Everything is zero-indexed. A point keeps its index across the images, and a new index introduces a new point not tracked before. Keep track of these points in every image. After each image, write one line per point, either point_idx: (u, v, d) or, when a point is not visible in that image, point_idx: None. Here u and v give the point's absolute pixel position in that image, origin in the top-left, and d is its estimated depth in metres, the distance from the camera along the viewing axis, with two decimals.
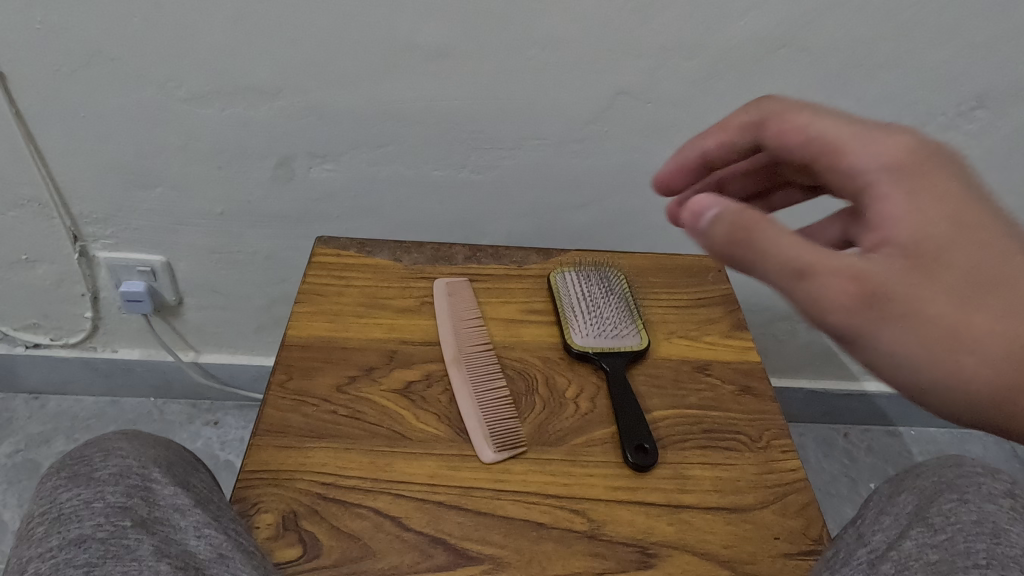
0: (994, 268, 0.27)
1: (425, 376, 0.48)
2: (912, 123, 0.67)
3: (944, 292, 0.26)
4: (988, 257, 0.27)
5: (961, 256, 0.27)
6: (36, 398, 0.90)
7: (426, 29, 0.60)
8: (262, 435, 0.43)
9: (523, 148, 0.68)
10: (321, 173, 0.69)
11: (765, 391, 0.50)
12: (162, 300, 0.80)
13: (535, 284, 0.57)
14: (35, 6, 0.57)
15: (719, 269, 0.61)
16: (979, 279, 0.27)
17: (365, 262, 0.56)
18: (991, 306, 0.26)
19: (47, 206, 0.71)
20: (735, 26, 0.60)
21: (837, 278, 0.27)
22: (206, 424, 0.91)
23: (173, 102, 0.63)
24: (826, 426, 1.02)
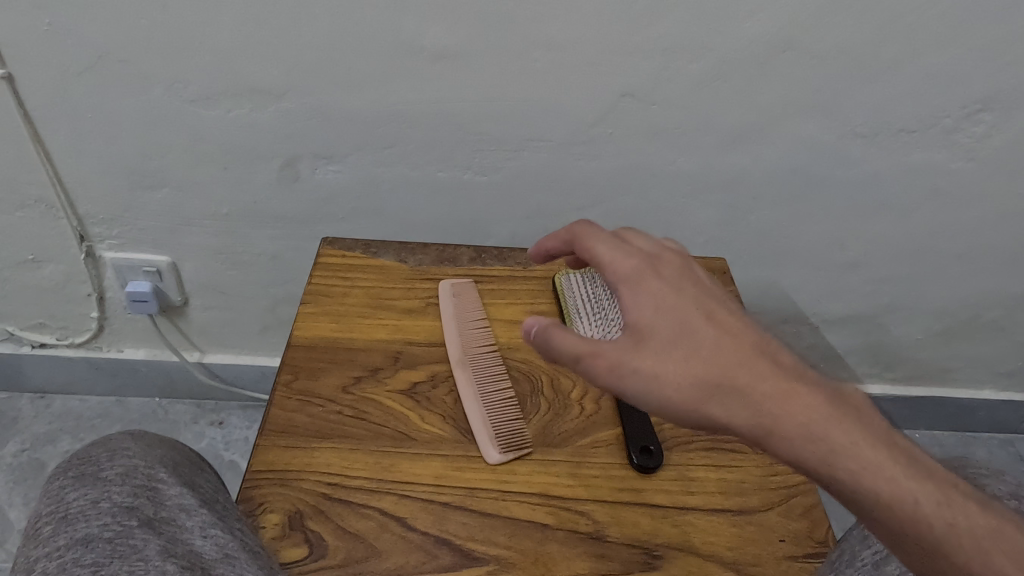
0: (695, 333, 0.34)
1: (430, 377, 0.48)
2: (916, 125, 0.67)
3: (650, 352, 0.34)
4: (690, 327, 0.35)
5: (668, 331, 0.34)
6: (41, 397, 0.90)
7: (431, 32, 0.60)
8: (268, 435, 0.43)
9: (527, 150, 0.68)
10: (326, 174, 0.69)
11: None
12: (168, 300, 0.80)
13: (540, 286, 0.57)
14: (44, 7, 0.58)
15: (724, 271, 0.61)
16: (679, 341, 0.34)
17: (370, 263, 0.56)
18: (690, 353, 0.33)
19: (54, 206, 0.71)
20: (739, 29, 0.60)
21: (583, 352, 0.34)
22: (210, 424, 0.91)
23: (179, 103, 0.64)
24: None
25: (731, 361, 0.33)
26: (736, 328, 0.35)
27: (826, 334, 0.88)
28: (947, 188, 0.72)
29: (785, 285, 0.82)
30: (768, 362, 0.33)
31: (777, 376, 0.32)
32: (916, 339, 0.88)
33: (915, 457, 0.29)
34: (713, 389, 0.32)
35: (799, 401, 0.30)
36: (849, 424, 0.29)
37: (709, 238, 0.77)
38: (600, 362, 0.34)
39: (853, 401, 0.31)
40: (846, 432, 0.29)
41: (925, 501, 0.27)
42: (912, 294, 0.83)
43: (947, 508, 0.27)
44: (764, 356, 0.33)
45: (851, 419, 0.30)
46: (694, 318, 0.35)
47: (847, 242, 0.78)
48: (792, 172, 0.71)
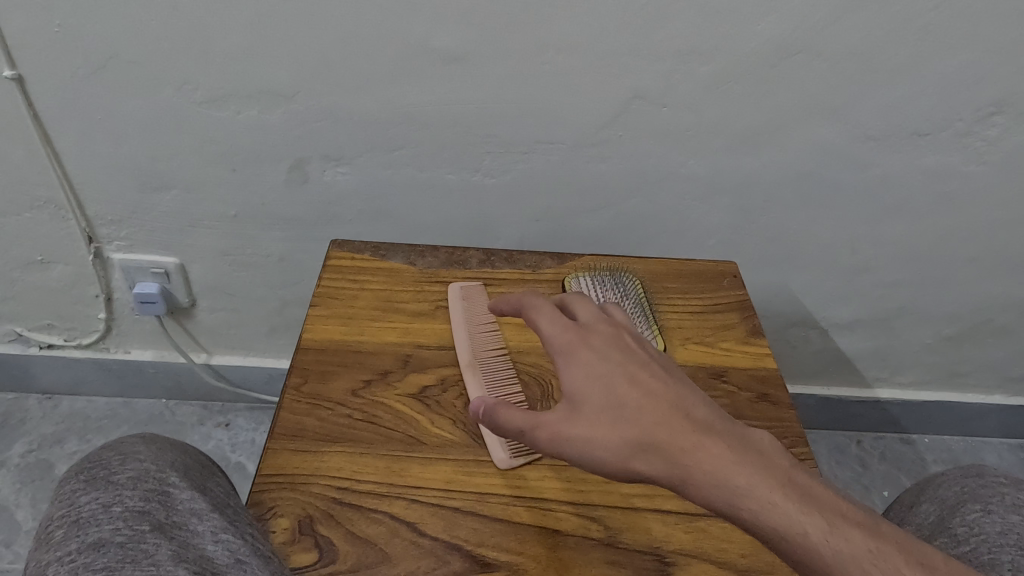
0: (619, 395, 0.37)
1: (439, 381, 0.48)
2: (929, 128, 0.67)
3: (582, 418, 0.36)
4: (619, 391, 0.37)
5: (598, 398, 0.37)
6: (49, 398, 0.90)
7: (441, 34, 0.60)
8: (277, 438, 0.43)
9: (536, 152, 0.68)
10: (334, 176, 0.69)
11: (782, 398, 0.50)
12: (175, 301, 0.80)
13: (549, 289, 0.56)
14: (56, 8, 0.58)
15: (735, 275, 0.60)
16: (607, 403, 0.36)
17: (379, 265, 0.56)
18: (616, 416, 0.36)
19: (63, 207, 0.71)
20: (751, 31, 0.60)
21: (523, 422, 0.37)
22: (217, 426, 0.91)
23: (189, 105, 0.64)
24: (838, 433, 1.01)
25: (652, 419, 0.35)
26: (657, 386, 0.37)
27: (835, 338, 0.88)
28: (959, 191, 0.72)
29: (794, 288, 0.82)
30: (683, 416, 0.35)
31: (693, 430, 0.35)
32: (926, 343, 0.88)
33: (811, 490, 0.32)
34: (638, 447, 0.35)
35: (711, 451, 0.33)
36: (752, 468, 0.32)
37: (719, 241, 0.76)
38: (541, 432, 0.36)
39: (758, 446, 0.34)
40: (751, 479, 0.32)
41: (816, 532, 0.30)
42: (923, 298, 0.82)
43: (838, 536, 0.29)
44: (684, 410, 0.36)
45: (757, 464, 0.33)
46: (619, 379, 0.37)
47: (857, 246, 0.77)
48: (803, 175, 0.71)
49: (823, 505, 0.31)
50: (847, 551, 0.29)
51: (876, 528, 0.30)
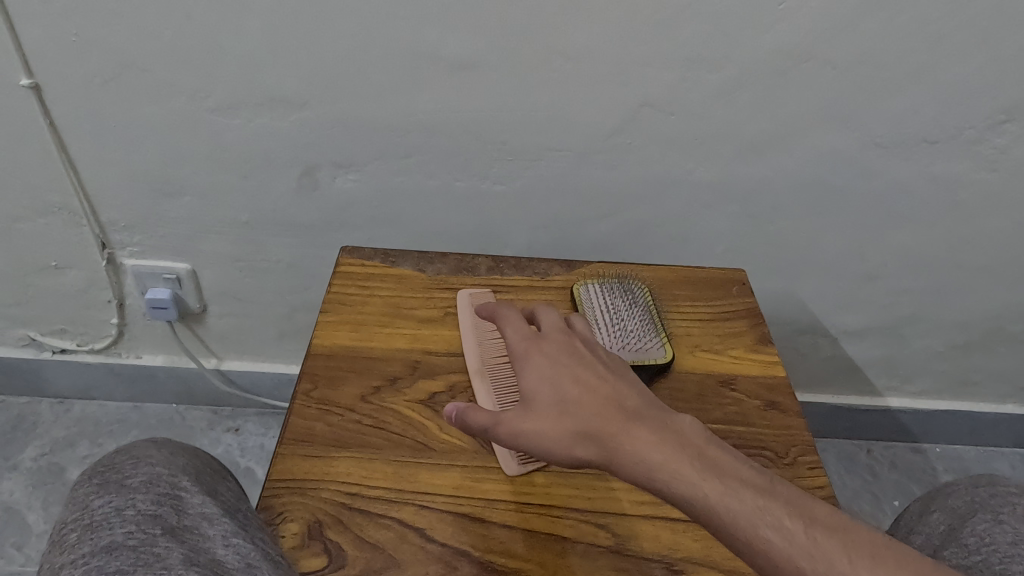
0: (567, 392, 0.38)
1: (448, 387, 0.48)
2: (938, 136, 0.67)
3: (533, 414, 0.37)
4: (567, 388, 0.38)
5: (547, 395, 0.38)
6: (61, 402, 0.91)
7: (451, 42, 0.60)
8: (288, 443, 0.43)
9: (545, 160, 0.68)
10: (345, 183, 0.70)
11: (790, 406, 0.50)
12: (186, 307, 0.81)
13: (558, 296, 0.57)
14: (72, 18, 0.59)
15: (744, 282, 0.60)
16: (552, 398, 0.38)
17: (389, 272, 0.57)
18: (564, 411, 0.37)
19: (77, 213, 0.72)
20: (759, 40, 0.60)
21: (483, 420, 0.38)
22: (226, 431, 0.91)
23: (202, 112, 0.64)
24: (848, 441, 1.00)
25: (589, 409, 0.37)
26: (598, 379, 0.39)
27: (844, 346, 0.87)
28: (970, 199, 0.72)
29: (803, 296, 0.82)
30: (617, 404, 0.37)
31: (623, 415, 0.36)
32: (937, 352, 0.87)
33: (718, 461, 0.33)
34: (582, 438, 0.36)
35: (635, 433, 0.35)
36: (668, 444, 0.34)
37: (727, 249, 0.76)
38: (501, 430, 0.37)
39: (680, 426, 0.35)
40: (666, 455, 0.33)
41: (717, 495, 0.31)
42: (933, 306, 0.82)
43: (734, 498, 0.31)
44: (618, 398, 0.37)
45: (675, 442, 0.34)
46: (566, 377, 0.39)
47: (867, 253, 0.77)
48: (812, 183, 0.71)
49: (726, 474, 0.32)
50: (735, 511, 0.31)
51: (773, 490, 0.31)
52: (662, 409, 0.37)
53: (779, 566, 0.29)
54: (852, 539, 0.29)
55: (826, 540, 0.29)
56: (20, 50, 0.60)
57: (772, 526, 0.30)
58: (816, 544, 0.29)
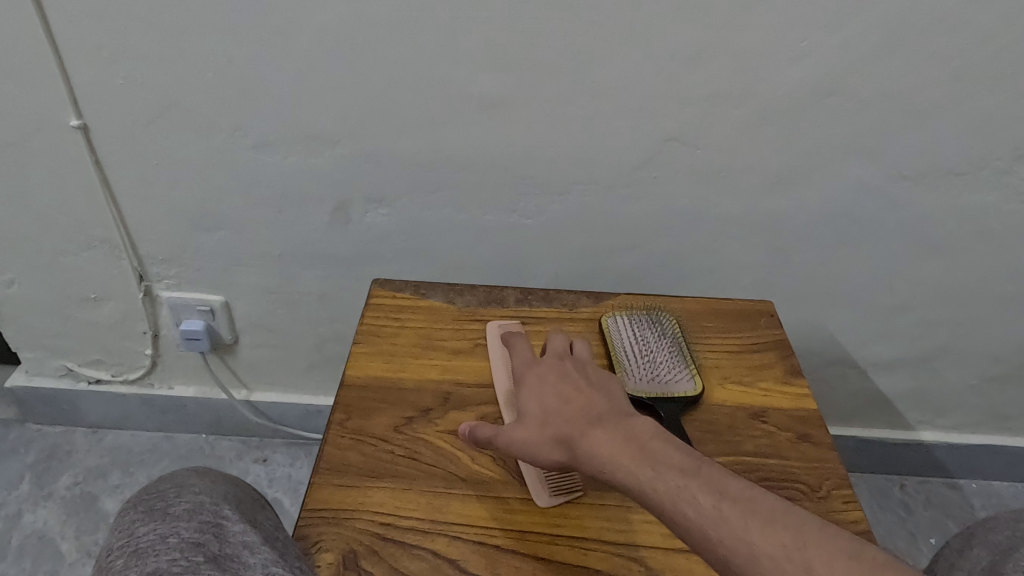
0: (548, 403, 0.42)
1: (479, 418, 0.48)
2: (965, 167, 0.67)
3: (518, 425, 0.42)
4: (548, 399, 0.42)
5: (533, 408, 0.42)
6: (95, 432, 0.93)
7: (481, 81, 0.62)
8: (322, 473, 0.44)
9: (572, 193, 0.70)
10: (376, 217, 0.72)
11: (823, 438, 0.49)
12: (219, 338, 0.83)
13: (586, 327, 0.57)
14: (120, 62, 0.62)
15: (772, 313, 0.60)
16: (536, 411, 0.42)
17: (420, 304, 0.58)
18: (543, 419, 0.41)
19: (117, 247, 0.74)
20: (784, 75, 0.62)
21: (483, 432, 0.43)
22: (255, 461, 0.92)
23: (240, 149, 0.67)
24: (881, 476, 0.98)
25: (563, 416, 0.40)
26: (577, 390, 0.42)
27: (874, 378, 0.86)
28: (999, 230, 0.71)
29: (831, 328, 0.81)
30: (586, 409, 0.40)
31: (586, 416, 0.39)
32: (970, 384, 0.86)
33: (655, 449, 0.36)
34: (554, 441, 0.39)
35: (591, 431, 0.38)
36: (617, 439, 0.37)
37: (754, 280, 0.76)
38: (496, 439, 0.42)
39: (632, 424, 0.38)
40: (613, 448, 0.37)
41: (648, 479, 0.34)
42: (965, 338, 0.81)
43: (661, 480, 0.34)
44: (588, 403, 0.40)
45: (622, 437, 0.37)
46: (549, 390, 0.42)
47: (895, 284, 0.76)
48: (837, 215, 0.71)
49: (659, 460, 0.35)
50: (658, 491, 0.34)
51: (695, 471, 0.34)
52: (626, 411, 0.40)
53: (691, 536, 0.32)
54: (757, 510, 0.31)
55: (732, 511, 0.32)
56: (71, 92, 0.63)
57: (688, 502, 0.33)
58: (723, 516, 0.32)
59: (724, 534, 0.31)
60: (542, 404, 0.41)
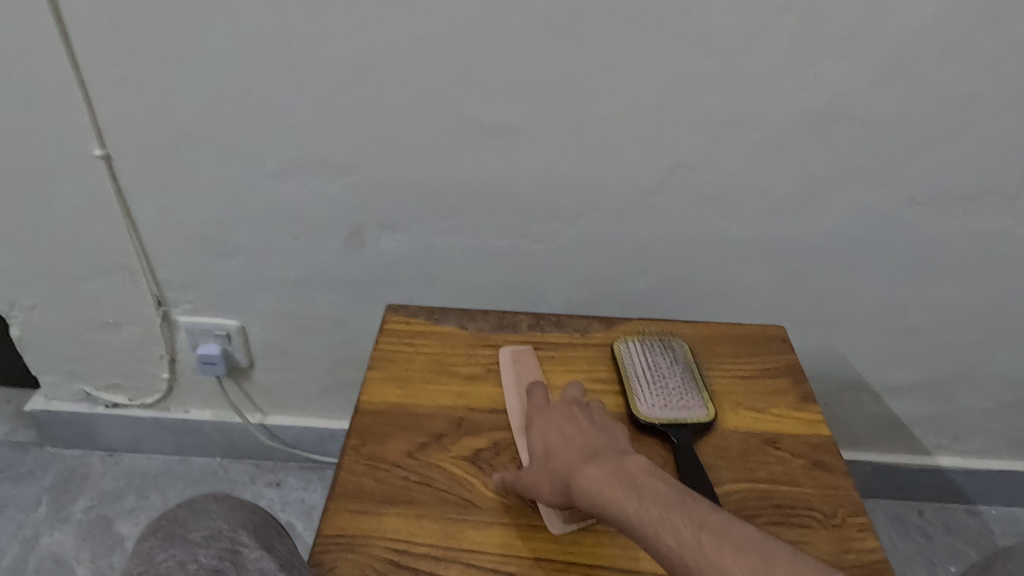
0: (550, 442, 0.43)
1: (492, 444, 0.49)
2: (976, 192, 0.67)
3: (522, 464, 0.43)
4: (551, 439, 0.43)
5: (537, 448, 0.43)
6: (110, 455, 0.93)
7: (494, 110, 0.63)
8: (337, 499, 0.44)
9: (583, 219, 0.70)
10: (390, 243, 0.73)
11: (837, 465, 0.49)
12: (234, 362, 0.84)
13: (598, 353, 0.58)
14: (143, 94, 0.63)
15: (783, 338, 0.60)
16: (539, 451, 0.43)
17: (433, 329, 0.58)
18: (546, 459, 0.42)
19: (137, 272, 0.76)
20: (793, 102, 0.62)
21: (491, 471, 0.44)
22: (268, 485, 0.92)
23: (258, 178, 0.68)
24: (897, 502, 0.97)
25: (562, 454, 0.41)
26: (578, 429, 0.43)
27: (889, 402, 0.85)
28: (1012, 254, 0.71)
29: (845, 352, 0.81)
30: (584, 446, 0.41)
31: (580, 452, 0.41)
32: (986, 409, 0.85)
33: (642, 482, 0.37)
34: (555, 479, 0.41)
35: (585, 466, 0.39)
36: (607, 473, 0.38)
37: (765, 304, 0.76)
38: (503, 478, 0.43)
39: (623, 458, 0.39)
40: (602, 481, 0.38)
41: (633, 511, 0.36)
42: (981, 362, 0.80)
43: (645, 512, 0.35)
44: (585, 440, 0.42)
45: (612, 470, 0.38)
46: (552, 430, 0.44)
47: (908, 308, 0.76)
48: (848, 239, 0.71)
49: (645, 492, 0.36)
50: (644, 523, 0.35)
51: (679, 503, 0.35)
52: (620, 448, 0.41)
53: (676, 566, 0.33)
54: (734, 539, 0.33)
55: (710, 542, 0.33)
56: (95, 123, 0.65)
57: (670, 533, 0.34)
58: (701, 545, 0.33)
59: (703, 564, 0.32)
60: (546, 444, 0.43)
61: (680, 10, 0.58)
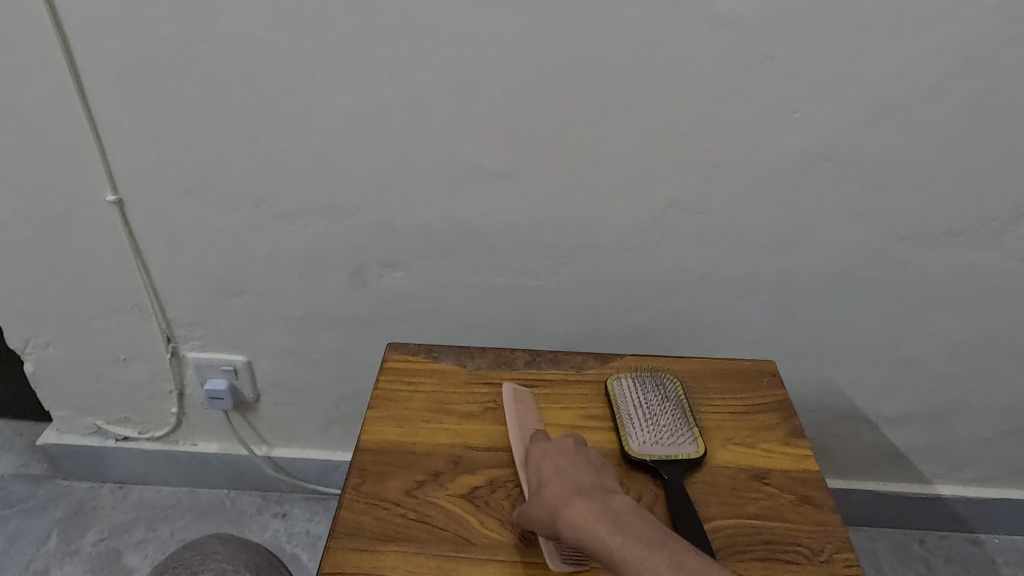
0: (544, 475, 0.44)
1: (488, 482, 0.50)
2: (962, 228, 0.69)
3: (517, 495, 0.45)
4: (546, 472, 0.45)
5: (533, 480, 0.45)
6: (120, 487, 0.95)
7: (490, 154, 0.66)
8: (339, 537, 0.46)
9: (579, 257, 0.72)
10: (391, 280, 0.75)
11: (824, 501, 0.50)
12: (241, 396, 0.86)
13: (593, 390, 0.59)
14: (155, 142, 0.66)
15: (774, 373, 0.62)
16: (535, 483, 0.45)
17: (432, 367, 0.60)
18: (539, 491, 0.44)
19: (148, 310, 0.78)
20: (780, 144, 0.64)
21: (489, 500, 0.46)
22: (274, 516, 0.94)
23: (264, 220, 0.71)
24: (899, 530, 0.97)
25: (554, 486, 0.43)
26: (571, 465, 0.44)
27: (887, 432, 0.86)
28: (1001, 287, 0.73)
29: (840, 382, 0.82)
30: (574, 482, 0.43)
31: (569, 486, 0.42)
32: (984, 438, 0.85)
33: (626, 522, 0.39)
34: (547, 510, 0.42)
35: (574, 501, 0.41)
36: (594, 510, 0.40)
37: (760, 337, 0.78)
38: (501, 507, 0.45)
39: (609, 497, 0.41)
40: (587, 518, 0.40)
41: (617, 548, 0.38)
42: (976, 392, 0.81)
43: (627, 549, 0.37)
44: (576, 477, 0.43)
45: (596, 508, 0.40)
46: (548, 463, 0.45)
47: (901, 340, 0.77)
48: (839, 274, 0.73)
49: (629, 531, 0.38)
50: (627, 559, 0.37)
51: (660, 544, 0.37)
52: (608, 487, 0.42)
53: None
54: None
55: None
56: (109, 170, 0.68)
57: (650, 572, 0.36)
58: None
59: None
60: (541, 476, 0.44)
61: (667, 59, 0.60)
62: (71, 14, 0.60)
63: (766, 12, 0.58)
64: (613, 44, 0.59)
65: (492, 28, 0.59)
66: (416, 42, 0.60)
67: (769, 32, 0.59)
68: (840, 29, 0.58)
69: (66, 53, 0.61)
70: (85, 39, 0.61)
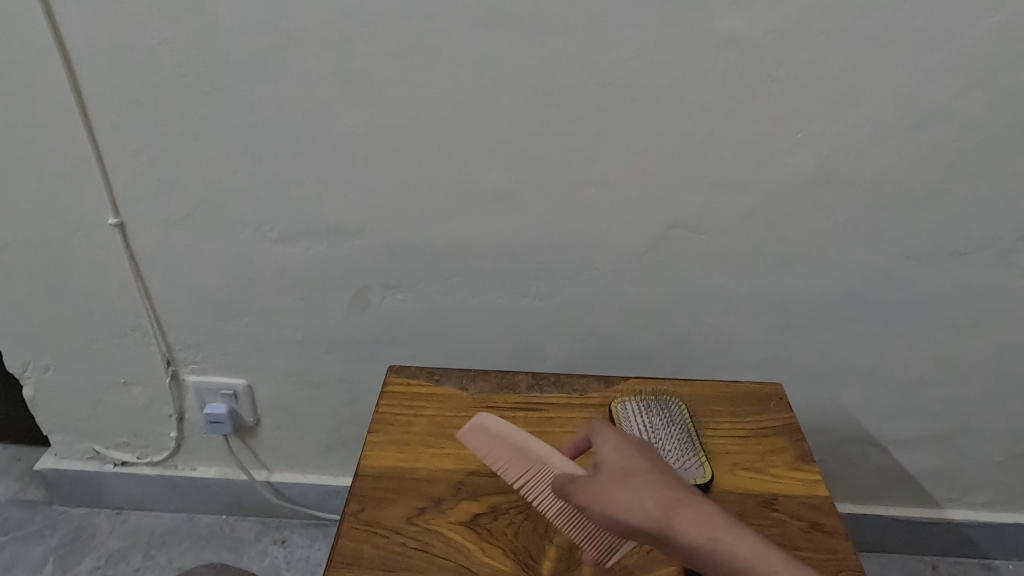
0: (635, 462, 0.42)
1: (490, 508, 0.49)
2: (969, 248, 0.68)
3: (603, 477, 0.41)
4: (635, 460, 0.42)
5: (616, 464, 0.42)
6: (118, 513, 0.94)
7: (492, 175, 0.66)
8: (337, 566, 0.45)
9: (582, 278, 0.72)
10: (393, 302, 0.74)
11: (835, 527, 0.49)
12: (241, 420, 0.85)
13: (597, 413, 0.58)
14: (157, 165, 0.66)
15: (781, 396, 0.61)
16: (619, 466, 0.42)
17: (434, 391, 0.59)
18: (635, 477, 0.40)
19: (148, 334, 0.78)
20: (784, 164, 0.64)
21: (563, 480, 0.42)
22: (273, 542, 0.92)
23: (265, 242, 0.70)
24: (911, 557, 0.95)
25: (659, 478, 0.40)
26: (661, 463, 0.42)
27: (896, 456, 0.85)
28: (1009, 307, 0.72)
29: (848, 405, 0.81)
30: (681, 480, 0.41)
31: (677, 484, 0.40)
32: (996, 461, 0.84)
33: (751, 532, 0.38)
34: (656, 498, 0.39)
35: (690, 500, 0.39)
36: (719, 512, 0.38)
37: (766, 359, 0.77)
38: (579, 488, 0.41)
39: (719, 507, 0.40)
40: (714, 516, 0.38)
41: (756, 553, 0.36)
42: (987, 414, 0.80)
43: (767, 555, 0.36)
44: (675, 475, 0.41)
45: (717, 511, 0.39)
46: (634, 452, 0.43)
47: (910, 361, 0.76)
48: (845, 295, 0.72)
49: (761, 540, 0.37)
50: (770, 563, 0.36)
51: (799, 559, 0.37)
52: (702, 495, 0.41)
53: None
54: None
55: None
56: (111, 193, 0.68)
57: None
58: None
59: None
60: (631, 462, 0.42)
61: (670, 80, 0.60)
62: (75, 38, 0.60)
63: (768, 33, 0.58)
64: (615, 65, 0.60)
65: (494, 51, 0.59)
66: (418, 64, 0.60)
67: (771, 52, 0.59)
68: (842, 49, 0.58)
69: (70, 76, 0.62)
70: (89, 62, 0.61)
